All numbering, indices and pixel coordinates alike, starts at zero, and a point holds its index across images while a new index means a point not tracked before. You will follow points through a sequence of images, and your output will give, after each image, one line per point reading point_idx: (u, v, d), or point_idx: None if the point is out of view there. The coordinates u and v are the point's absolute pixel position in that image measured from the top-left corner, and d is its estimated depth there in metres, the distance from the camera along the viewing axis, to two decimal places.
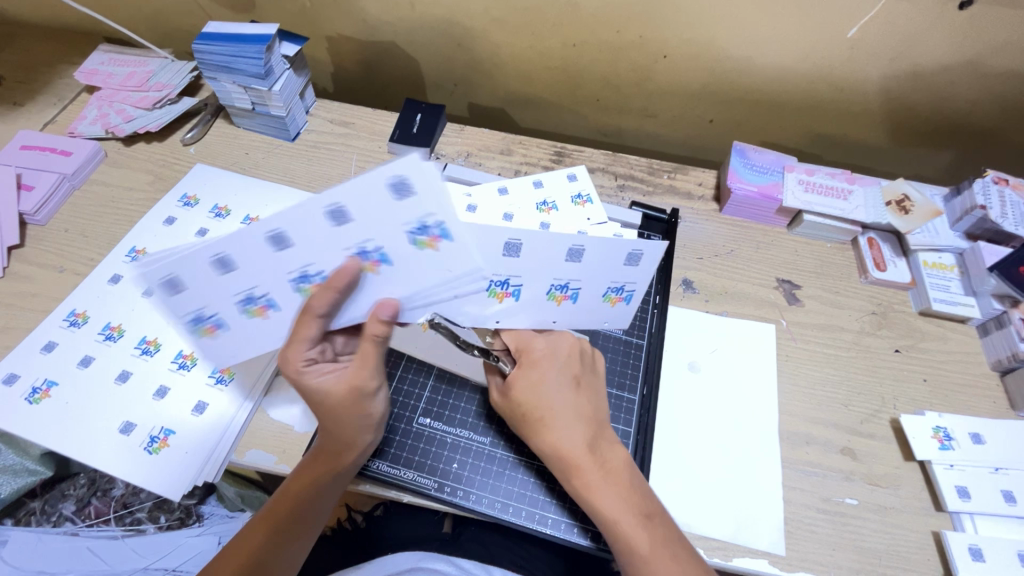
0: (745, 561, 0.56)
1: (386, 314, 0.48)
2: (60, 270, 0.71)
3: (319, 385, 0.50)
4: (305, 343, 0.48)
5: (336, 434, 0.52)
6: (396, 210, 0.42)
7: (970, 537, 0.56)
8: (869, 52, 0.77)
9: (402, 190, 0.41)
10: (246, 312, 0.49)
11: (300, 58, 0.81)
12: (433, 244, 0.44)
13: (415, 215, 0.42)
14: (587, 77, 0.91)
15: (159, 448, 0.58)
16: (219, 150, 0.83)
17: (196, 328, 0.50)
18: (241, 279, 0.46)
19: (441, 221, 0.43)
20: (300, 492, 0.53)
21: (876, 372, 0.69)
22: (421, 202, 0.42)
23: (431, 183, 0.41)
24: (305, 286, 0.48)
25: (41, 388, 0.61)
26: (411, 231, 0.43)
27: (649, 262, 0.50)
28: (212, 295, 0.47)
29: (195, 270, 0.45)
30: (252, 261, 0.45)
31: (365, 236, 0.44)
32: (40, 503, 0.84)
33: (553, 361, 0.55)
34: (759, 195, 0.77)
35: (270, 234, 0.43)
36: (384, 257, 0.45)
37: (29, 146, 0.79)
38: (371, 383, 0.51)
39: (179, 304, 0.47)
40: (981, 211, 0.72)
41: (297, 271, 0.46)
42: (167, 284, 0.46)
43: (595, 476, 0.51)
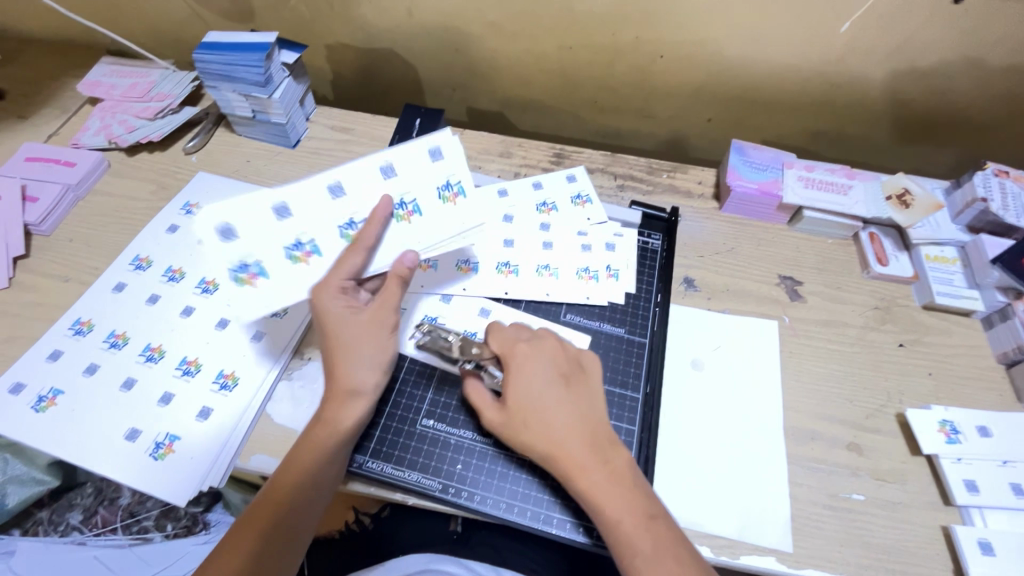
0: (752, 558, 0.55)
1: (411, 257, 0.57)
2: (65, 280, 0.71)
3: (341, 321, 0.54)
4: (340, 277, 0.55)
5: (348, 381, 0.54)
6: (428, 169, 0.61)
7: (979, 530, 0.56)
8: (865, 47, 0.78)
9: (436, 156, 0.61)
10: (290, 257, 0.57)
11: (299, 66, 0.81)
12: (454, 199, 0.61)
13: (441, 174, 0.61)
14: (585, 80, 0.92)
15: (164, 454, 0.58)
16: (220, 158, 0.84)
17: (237, 276, 0.56)
18: (292, 226, 0.57)
19: (461, 179, 0.61)
20: (297, 490, 0.52)
21: (880, 367, 0.68)
22: (448, 164, 0.61)
23: (455, 152, 0.61)
24: (349, 234, 0.58)
25: (47, 396, 0.61)
26: (439, 189, 0.60)
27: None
28: (262, 240, 0.56)
29: (253, 215, 0.56)
30: (304, 211, 0.58)
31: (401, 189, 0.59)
32: (47, 513, 0.84)
33: (542, 358, 0.56)
34: (758, 192, 0.77)
35: (330, 186, 0.58)
36: (416, 208, 0.59)
37: (34, 158, 0.80)
38: (393, 318, 0.56)
39: (230, 250, 0.56)
40: (983, 204, 0.72)
41: (345, 218, 0.58)
42: (224, 231, 0.56)
43: (596, 474, 0.51)
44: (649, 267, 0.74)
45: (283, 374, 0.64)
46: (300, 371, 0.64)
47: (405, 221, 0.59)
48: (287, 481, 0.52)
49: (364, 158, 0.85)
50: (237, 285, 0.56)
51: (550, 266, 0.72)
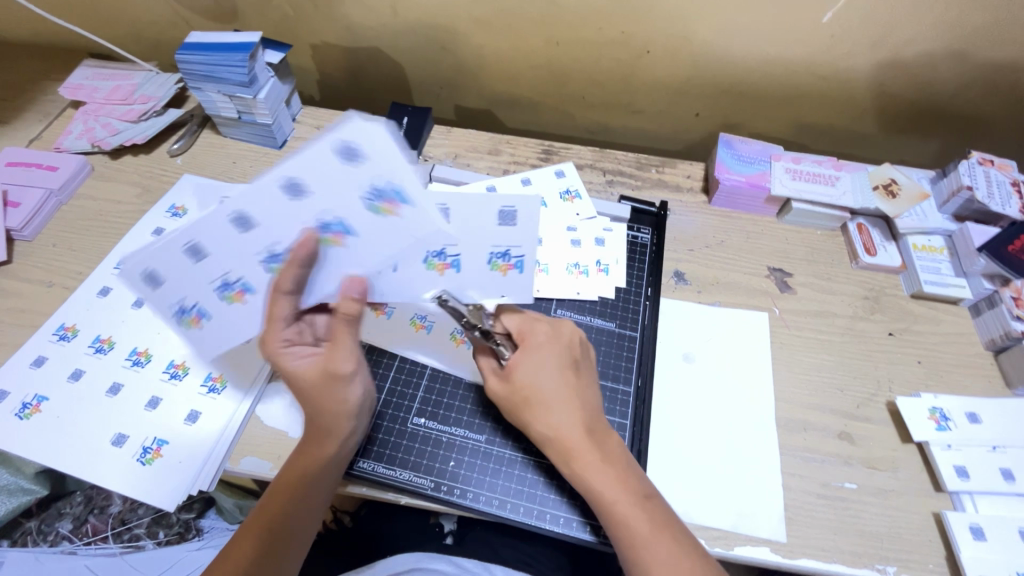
0: (747, 549, 0.55)
1: (355, 291, 0.50)
2: (49, 285, 0.70)
3: (295, 368, 0.51)
4: (279, 322, 0.51)
5: (316, 421, 0.52)
6: (349, 176, 0.48)
7: (971, 515, 0.56)
8: (850, 39, 0.78)
9: (350, 156, 0.48)
10: (181, 323, 0.54)
11: (284, 65, 0.81)
12: (391, 210, 0.49)
13: (365, 180, 0.48)
14: (572, 76, 0.91)
15: (152, 459, 0.57)
16: (207, 159, 0.83)
17: (182, 319, 0.54)
18: (263, 235, 0.50)
19: (394, 183, 0.49)
20: (291, 490, 0.52)
21: (871, 356, 0.69)
22: (366, 167, 0.48)
23: (374, 151, 0.48)
24: (275, 266, 0.52)
25: (32, 403, 0.60)
26: (367, 198, 0.49)
27: (528, 218, 0.53)
28: (189, 282, 0.52)
29: (169, 259, 0.50)
30: (222, 248, 0.50)
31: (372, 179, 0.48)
32: (36, 523, 0.84)
33: (555, 345, 0.54)
34: (746, 184, 0.77)
35: (238, 219, 0.49)
36: (399, 197, 0.49)
37: (15, 163, 0.79)
38: (345, 367, 0.51)
39: (162, 295, 0.52)
40: (968, 192, 0.73)
41: (266, 251, 0.51)
42: (191, 250, 0.50)
43: (593, 457, 0.50)
44: (639, 263, 0.74)
45: (273, 376, 0.63)
46: None
47: (388, 215, 0.50)
48: (282, 487, 0.53)
49: None
50: (183, 328, 0.54)
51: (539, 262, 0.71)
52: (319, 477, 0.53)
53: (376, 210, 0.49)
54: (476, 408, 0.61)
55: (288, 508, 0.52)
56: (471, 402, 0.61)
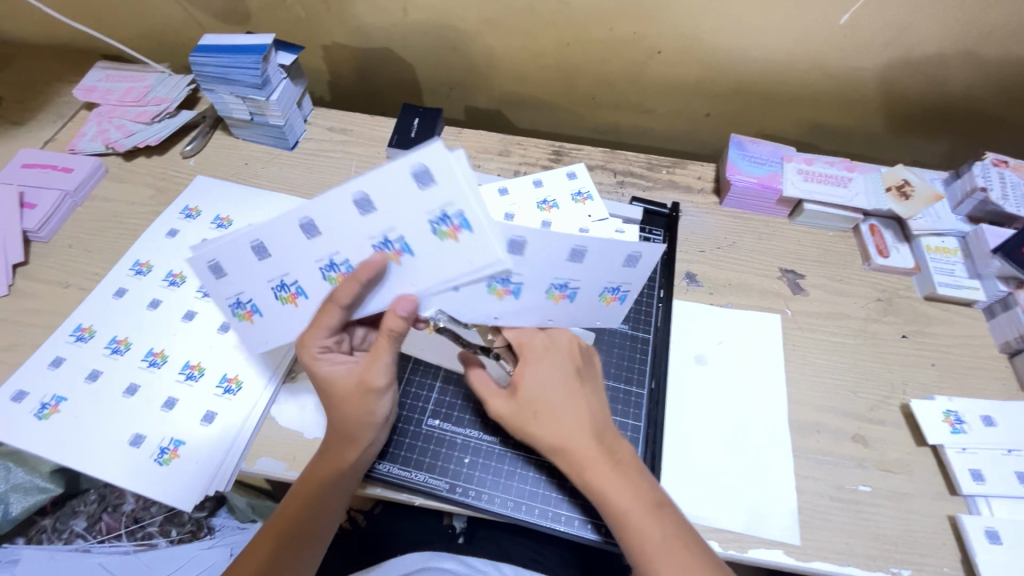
0: (760, 552, 0.55)
1: (404, 310, 0.48)
2: (65, 286, 0.71)
3: (329, 373, 0.52)
4: (322, 330, 0.50)
5: (341, 429, 0.53)
6: (424, 198, 0.46)
7: (986, 519, 0.56)
8: (863, 39, 0.78)
9: (423, 179, 0.45)
10: (278, 299, 0.53)
11: (296, 67, 0.81)
12: (454, 234, 0.47)
13: (437, 204, 0.46)
14: (583, 76, 0.91)
15: (169, 459, 0.58)
16: (219, 161, 0.84)
17: (237, 312, 0.55)
18: (325, 245, 0.49)
19: (462, 209, 0.46)
20: (311, 494, 0.53)
21: (884, 358, 0.69)
22: (445, 190, 0.45)
23: (451, 178, 0.45)
24: (332, 275, 0.51)
25: (50, 403, 0.61)
26: (433, 221, 0.46)
27: (648, 265, 0.51)
28: (249, 278, 0.52)
29: (236, 252, 0.51)
30: (284, 248, 0.50)
31: (434, 206, 0.46)
32: (51, 521, 0.85)
33: (555, 354, 0.55)
34: (758, 186, 0.77)
35: (303, 222, 0.48)
36: (464, 222, 0.46)
37: (31, 164, 0.80)
38: (380, 381, 0.51)
39: (265, 269, 0.51)
40: (982, 194, 0.72)
41: (325, 259, 0.50)
42: (256, 250, 0.50)
43: (603, 466, 0.51)
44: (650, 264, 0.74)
45: (287, 378, 0.64)
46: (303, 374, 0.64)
47: (450, 238, 0.47)
48: (303, 490, 0.53)
49: (363, 159, 0.85)
50: (236, 321, 0.55)
51: None
52: (338, 484, 0.53)
53: (438, 234, 0.47)
54: (489, 410, 0.61)
55: (303, 513, 0.53)
56: (484, 404, 0.62)
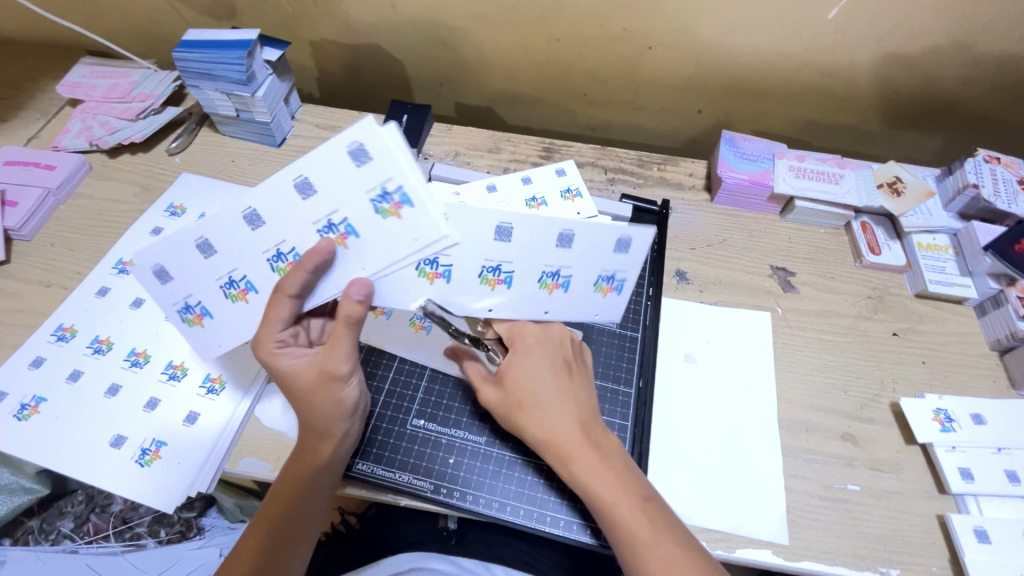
0: (748, 552, 0.55)
1: (357, 293, 0.48)
2: (47, 285, 0.70)
3: (287, 366, 0.51)
4: (277, 324, 0.50)
5: (311, 422, 0.52)
6: (359, 176, 0.46)
7: (975, 518, 0.55)
8: (855, 34, 0.77)
9: (360, 157, 0.46)
10: (228, 296, 0.53)
11: (283, 62, 0.80)
12: (395, 212, 0.47)
13: (375, 182, 0.46)
14: (574, 73, 0.91)
15: (150, 461, 0.57)
16: (205, 158, 0.83)
17: (185, 316, 0.54)
18: (270, 235, 0.49)
19: (404, 185, 0.46)
20: (292, 492, 0.52)
21: (874, 356, 0.68)
22: (380, 166, 0.46)
23: (386, 154, 0.45)
24: (281, 265, 0.51)
25: (30, 404, 0.60)
26: (376, 199, 0.46)
27: (639, 248, 0.53)
28: (197, 278, 0.52)
29: (181, 254, 0.51)
30: (228, 243, 0.50)
31: (372, 184, 0.46)
32: (37, 522, 0.83)
33: (546, 347, 0.55)
34: (749, 183, 0.76)
35: (245, 213, 0.49)
36: (405, 199, 0.46)
37: (13, 161, 0.79)
38: (338, 370, 0.50)
39: (213, 267, 0.51)
40: (974, 190, 0.72)
41: (271, 249, 0.50)
42: (200, 246, 0.50)
43: (589, 458, 0.50)
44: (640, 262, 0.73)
45: (272, 376, 0.63)
46: None
47: (393, 216, 0.47)
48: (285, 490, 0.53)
49: None
50: (186, 326, 0.54)
51: None
52: (318, 480, 0.52)
53: (381, 213, 0.47)
54: (476, 410, 0.61)
55: (289, 511, 0.52)
56: (470, 404, 0.61)
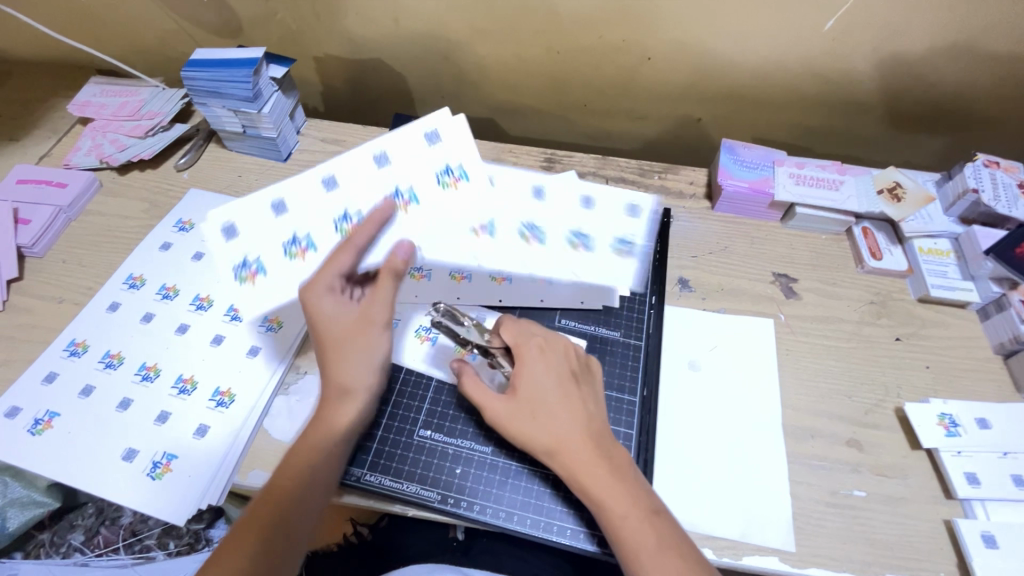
0: (755, 559, 0.55)
1: (404, 252, 0.60)
2: (59, 301, 0.71)
3: (329, 317, 0.56)
4: (334, 269, 0.58)
5: (337, 379, 0.55)
6: (434, 153, 0.69)
7: (982, 523, 0.55)
8: (851, 43, 0.78)
9: (435, 138, 0.70)
10: (288, 253, 0.63)
11: (288, 79, 0.82)
12: (455, 182, 0.69)
13: (444, 159, 0.69)
14: (574, 84, 0.92)
15: (162, 473, 0.58)
16: (212, 173, 0.84)
17: (240, 275, 0.61)
18: (342, 200, 0.66)
19: (462, 164, 0.69)
20: (307, 457, 0.53)
21: (877, 361, 0.68)
22: (448, 150, 0.70)
23: (455, 134, 0.70)
24: (344, 227, 0.65)
25: (44, 419, 0.61)
26: (439, 174, 0.68)
27: (646, 215, 0.74)
28: (266, 232, 0.63)
29: (261, 214, 0.64)
30: (308, 208, 0.65)
31: (441, 161, 0.69)
32: (48, 535, 0.85)
33: (553, 356, 0.56)
34: (750, 190, 0.77)
35: (324, 179, 0.66)
36: (462, 174, 0.69)
37: (25, 180, 0.80)
38: (380, 315, 0.57)
39: (283, 225, 0.64)
40: (974, 195, 0.72)
41: (341, 212, 0.65)
42: (271, 207, 0.61)
43: (600, 469, 0.51)
44: None
45: (280, 388, 0.64)
46: (296, 385, 0.64)
47: (454, 186, 0.68)
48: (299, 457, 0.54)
49: None
50: (239, 283, 0.61)
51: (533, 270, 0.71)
52: (331, 450, 0.54)
53: (443, 183, 0.68)
54: (482, 421, 0.61)
55: (298, 487, 0.52)
56: (477, 415, 0.61)
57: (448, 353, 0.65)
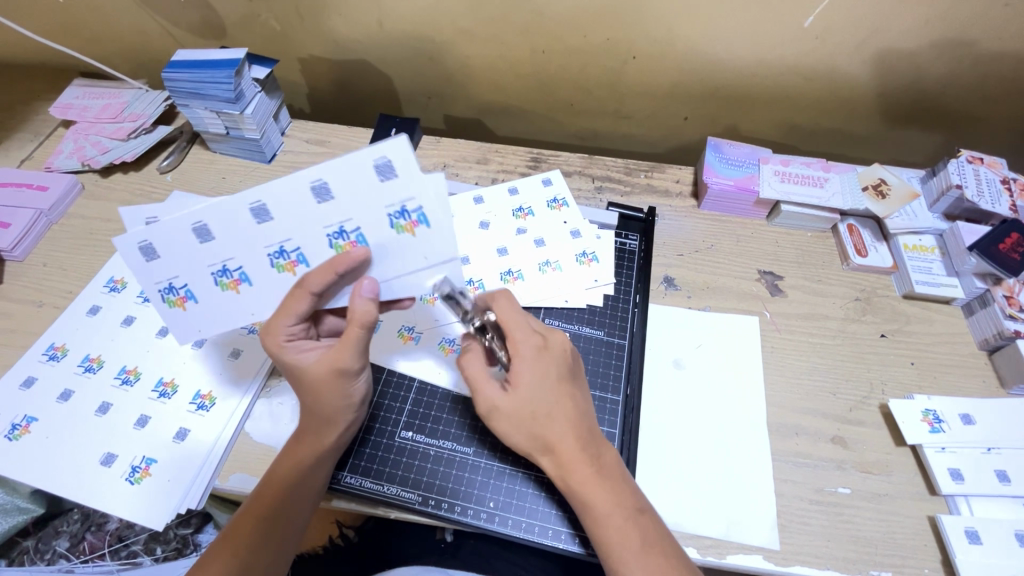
0: (739, 558, 0.55)
1: (369, 292, 0.49)
2: (39, 305, 0.70)
3: (297, 360, 0.52)
4: (290, 317, 0.50)
5: (317, 414, 0.52)
6: (386, 189, 0.46)
7: (966, 519, 0.55)
8: (835, 41, 0.78)
9: (389, 173, 0.45)
10: (218, 284, 0.51)
11: (271, 80, 0.81)
12: (412, 229, 0.48)
13: (398, 199, 0.47)
14: (560, 84, 0.92)
15: (141, 478, 0.57)
16: (196, 175, 0.83)
17: (168, 297, 0.53)
18: (276, 231, 0.48)
19: (422, 207, 0.47)
20: (290, 472, 0.52)
21: (862, 358, 0.68)
22: (406, 185, 0.46)
23: (414, 176, 0.46)
24: (281, 263, 0.50)
25: (21, 424, 0.60)
26: (393, 215, 0.48)
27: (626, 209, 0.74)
28: (189, 262, 0.50)
29: (173, 235, 0.49)
30: (231, 234, 0.48)
31: (394, 200, 0.47)
32: (33, 542, 0.84)
33: (550, 356, 0.53)
34: (735, 188, 0.77)
35: (254, 207, 0.47)
36: (422, 218, 0.48)
37: (6, 183, 0.79)
38: (348, 367, 0.51)
39: (207, 252, 0.49)
40: (958, 191, 0.72)
41: (275, 246, 0.49)
42: (197, 231, 0.48)
43: (587, 471, 0.50)
44: (627, 269, 0.74)
45: (262, 391, 0.64)
46: (277, 388, 0.64)
47: (409, 233, 0.49)
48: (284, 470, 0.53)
49: None
50: (166, 306, 0.53)
51: (512, 270, 0.71)
52: (314, 467, 0.52)
53: (398, 228, 0.48)
54: (464, 421, 0.61)
55: (283, 497, 0.51)
56: (459, 415, 0.61)
57: (432, 352, 0.65)
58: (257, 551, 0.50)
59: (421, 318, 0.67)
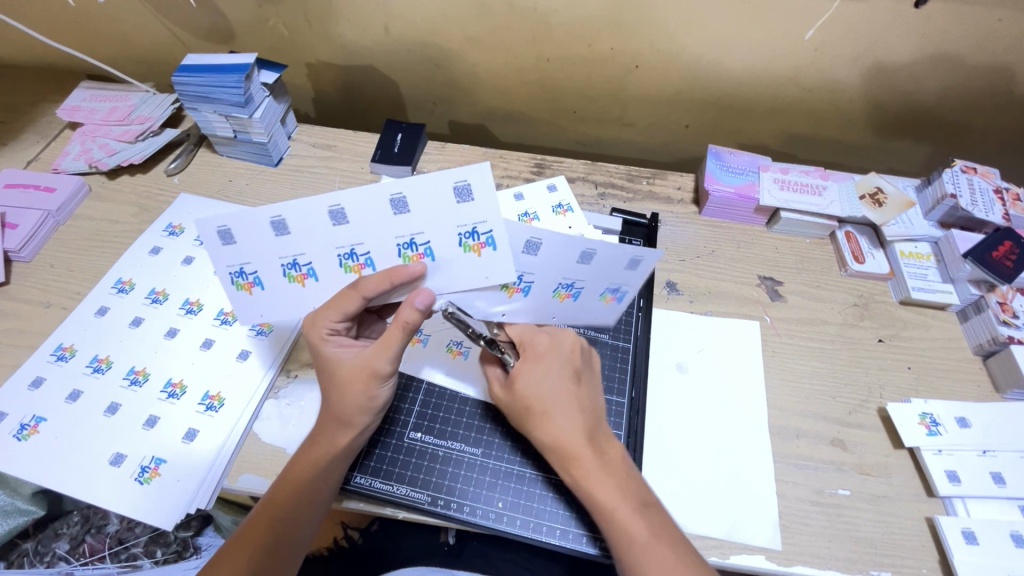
0: (742, 558, 0.56)
1: (421, 303, 0.50)
2: (47, 305, 0.71)
3: (337, 356, 0.53)
4: (336, 314, 0.51)
5: (338, 412, 0.53)
6: (573, 268, 0.51)
7: (963, 520, 0.56)
8: (833, 53, 0.80)
9: (635, 266, 0.51)
10: (286, 276, 0.51)
11: (279, 85, 0.82)
12: (564, 298, 0.55)
13: (618, 282, 0.53)
14: (564, 91, 0.93)
15: (150, 478, 0.57)
16: (203, 178, 0.84)
17: (237, 281, 0.52)
18: (350, 233, 0.49)
19: (583, 286, 0.53)
20: (300, 478, 0.52)
21: (860, 362, 0.70)
22: (587, 272, 0.52)
23: (607, 267, 0.51)
24: (349, 264, 0.51)
25: (30, 424, 0.60)
26: (462, 234, 0.49)
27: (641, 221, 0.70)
28: (259, 252, 0.50)
29: (250, 226, 0.48)
30: (309, 226, 0.49)
31: (568, 275, 0.52)
32: (32, 544, 0.85)
33: (557, 355, 0.55)
34: (736, 195, 0.78)
35: (333, 209, 0.48)
36: (490, 241, 0.50)
37: (13, 184, 0.80)
38: (384, 368, 0.52)
39: (281, 245, 0.49)
40: (952, 200, 0.74)
41: (346, 247, 0.50)
42: (274, 224, 0.48)
43: (593, 465, 0.51)
44: None
45: (269, 393, 0.64)
46: (285, 389, 0.64)
47: (605, 302, 0.56)
48: (294, 475, 0.53)
49: (347, 174, 0.86)
50: (235, 289, 0.52)
51: None
52: (325, 470, 0.53)
53: (601, 296, 0.55)
54: (471, 423, 0.62)
55: (293, 499, 0.52)
56: (466, 417, 0.62)
57: (439, 353, 0.66)
58: (270, 551, 0.50)
59: (429, 320, 0.68)
